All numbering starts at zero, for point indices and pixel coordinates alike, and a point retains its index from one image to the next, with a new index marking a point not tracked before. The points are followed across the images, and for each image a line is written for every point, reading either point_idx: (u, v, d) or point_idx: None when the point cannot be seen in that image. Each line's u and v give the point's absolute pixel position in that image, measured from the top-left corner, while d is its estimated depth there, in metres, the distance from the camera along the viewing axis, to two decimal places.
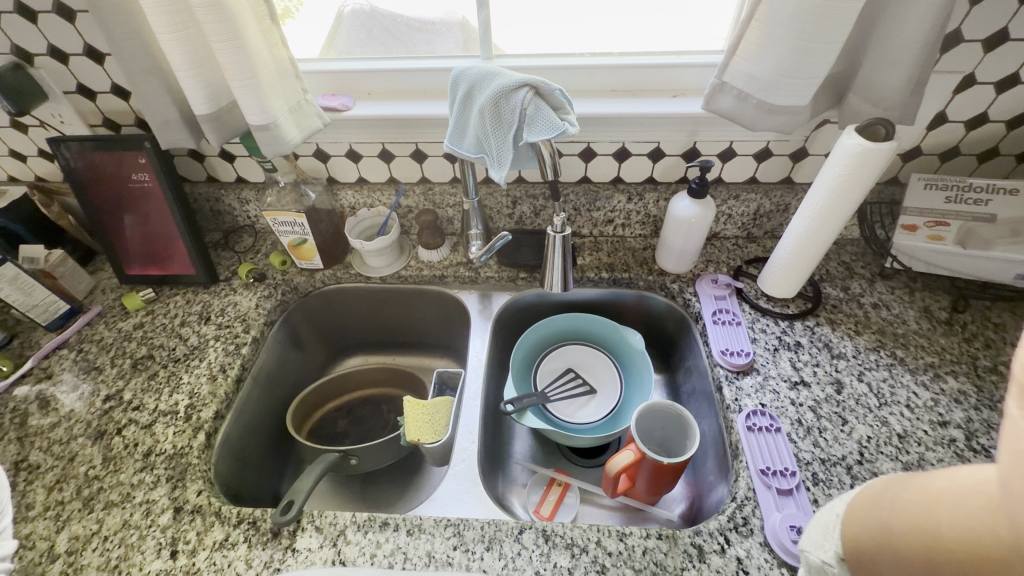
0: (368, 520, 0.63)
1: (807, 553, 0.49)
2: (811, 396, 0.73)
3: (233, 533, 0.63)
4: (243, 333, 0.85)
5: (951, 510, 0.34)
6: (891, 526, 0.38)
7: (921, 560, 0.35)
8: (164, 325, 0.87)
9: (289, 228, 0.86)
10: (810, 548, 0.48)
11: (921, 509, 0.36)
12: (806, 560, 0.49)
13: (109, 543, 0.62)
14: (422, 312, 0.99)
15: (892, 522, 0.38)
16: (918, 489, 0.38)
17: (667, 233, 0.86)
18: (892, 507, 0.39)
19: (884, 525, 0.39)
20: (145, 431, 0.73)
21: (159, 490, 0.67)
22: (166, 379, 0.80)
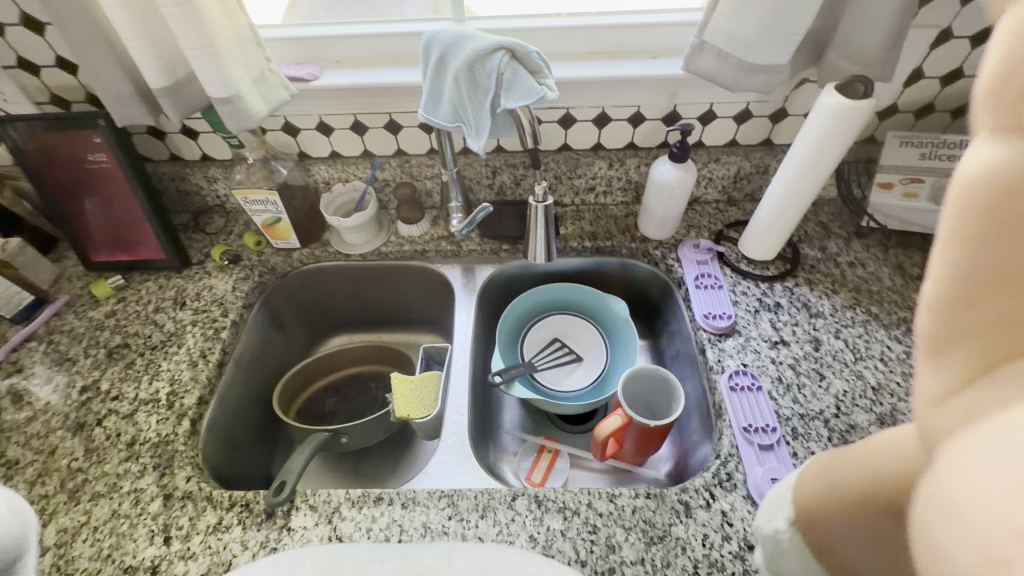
0: (362, 496, 0.64)
1: (760, 527, 0.55)
2: (790, 355, 0.75)
3: (227, 516, 0.62)
4: (221, 316, 0.83)
5: (891, 457, 0.44)
6: (850, 479, 0.47)
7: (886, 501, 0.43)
8: (138, 312, 0.85)
9: (262, 207, 0.83)
10: (763, 521, 0.55)
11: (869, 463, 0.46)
12: (759, 536, 0.55)
13: (99, 533, 0.62)
14: (405, 288, 0.98)
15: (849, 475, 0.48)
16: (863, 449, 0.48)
17: (649, 199, 0.85)
18: (845, 466, 0.49)
19: (841, 481, 0.48)
20: (127, 420, 0.72)
21: (147, 479, 0.66)
22: (144, 367, 0.78)
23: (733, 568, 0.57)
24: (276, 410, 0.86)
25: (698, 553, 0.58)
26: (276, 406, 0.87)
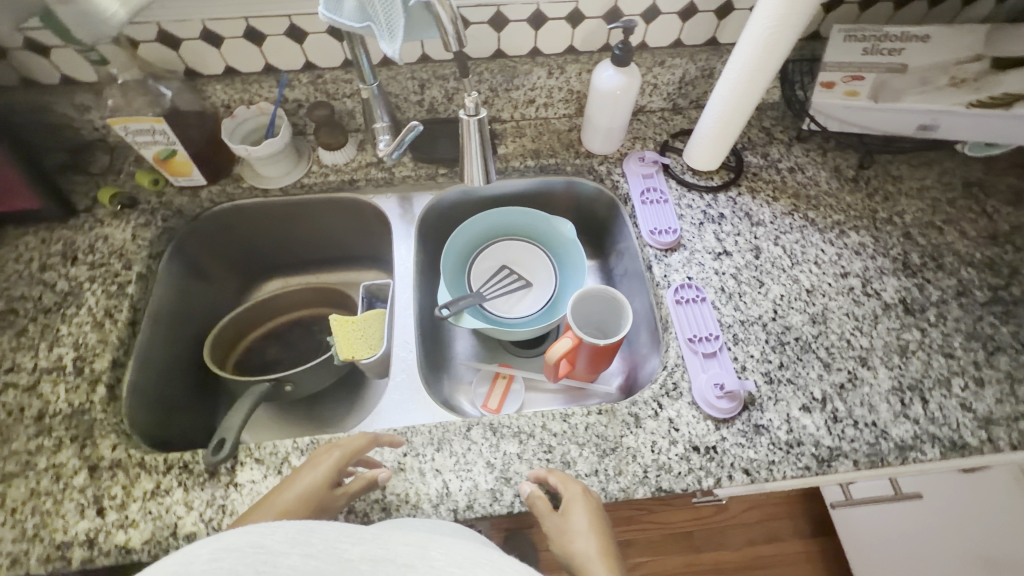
0: (310, 444, 0.61)
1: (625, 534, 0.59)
2: (733, 264, 0.76)
3: (165, 480, 0.59)
4: (125, 269, 0.74)
5: (568, 523, 0.55)
6: (581, 534, 0.55)
7: (562, 531, 0.55)
8: (20, 274, 0.73)
9: (149, 138, 0.71)
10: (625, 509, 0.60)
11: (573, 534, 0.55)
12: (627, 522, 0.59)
13: (20, 514, 0.57)
14: (338, 223, 0.90)
15: (580, 535, 0.55)
16: (575, 531, 0.55)
17: (592, 111, 0.79)
18: (582, 536, 0.55)
19: (579, 537, 0.55)
20: (31, 392, 0.64)
21: (66, 452, 0.60)
22: (40, 333, 0.68)
23: (679, 468, 0.60)
24: (209, 363, 0.80)
25: (648, 459, 0.61)
26: (208, 359, 0.80)
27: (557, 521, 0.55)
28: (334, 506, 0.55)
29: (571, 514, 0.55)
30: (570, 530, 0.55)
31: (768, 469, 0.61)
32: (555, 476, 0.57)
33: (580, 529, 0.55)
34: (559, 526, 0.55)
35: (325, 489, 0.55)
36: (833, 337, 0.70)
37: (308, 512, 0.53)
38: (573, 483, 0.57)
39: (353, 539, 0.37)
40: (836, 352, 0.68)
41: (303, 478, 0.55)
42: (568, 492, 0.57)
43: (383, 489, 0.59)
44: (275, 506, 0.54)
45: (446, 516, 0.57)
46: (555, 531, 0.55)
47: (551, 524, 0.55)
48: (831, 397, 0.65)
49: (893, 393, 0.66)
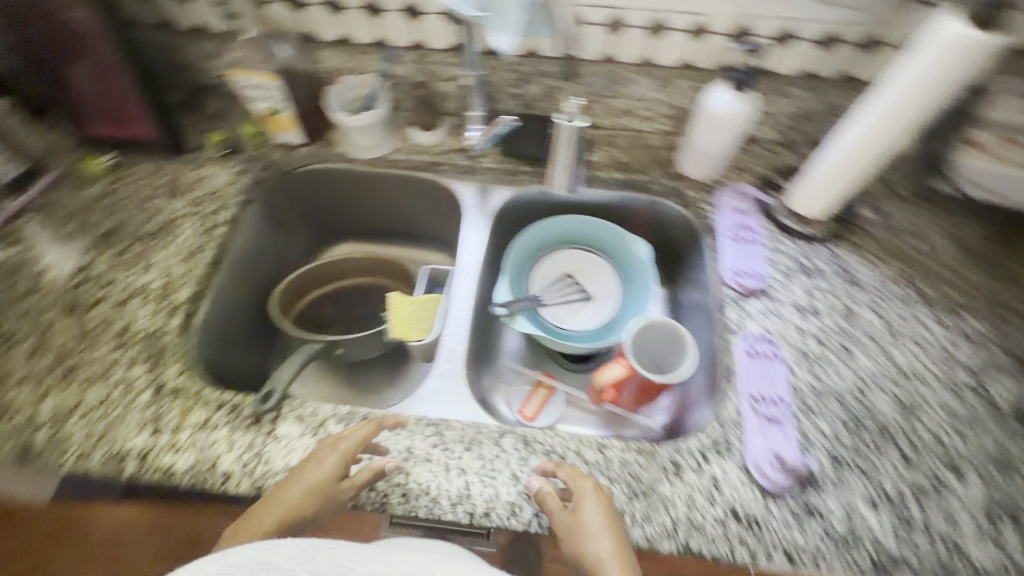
0: (349, 414, 0.63)
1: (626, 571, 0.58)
2: (818, 325, 0.69)
3: (215, 416, 0.62)
4: (219, 211, 0.79)
5: (580, 521, 0.53)
6: (593, 534, 0.53)
7: (574, 532, 0.53)
8: (130, 197, 0.79)
9: (261, 92, 0.75)
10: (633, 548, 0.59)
11: (586, 534, 0.53)
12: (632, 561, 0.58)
13: (89, 416, 0.62)
14: (414, 201, 0.91)
15: (593, 535, 0.53)
16: (588, 529, 0.53)
17: (694, 132, 0.76)
18: (594, 537, 0.53)
19: (592, 538, 0.53)
20: (120, 308, 0.70)
21: (138, 368, 0.65)
22: (137, 255, 0.74)
23: (713, 532, 0.56)
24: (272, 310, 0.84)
25: (680, 513, 0.57)
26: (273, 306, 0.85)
27: (568, 518, 0.54)
28: (347, 497, 0.56)
29: (585, 512, 0.54)
30: (584, 529, 0.53)
31: (813, 559, 0.55)
32: (564, 470, 0.57)
33: (592, 527, 0.53)
34: (571, 525, 0.53)
35: (339, 481, 0.56)
36: (921, 430, 0.61)
37: (323, 504, 0.55)
38: (584, 477, 0.57)
39: (359, 558, 0.39)
40: (922, 448, 0.60)
41: (308, 474, 0.56)
42: (578, 487, 0.56)
43: (406, 475, 0.59)
44: (280, 506, 0.54)
45: (462, 518, 0.57)
46: (566, 531, 0.54)
47: (562, 523, 0.54)
48: (905, 498, 0.58)
49: (984, 511, 0.57)
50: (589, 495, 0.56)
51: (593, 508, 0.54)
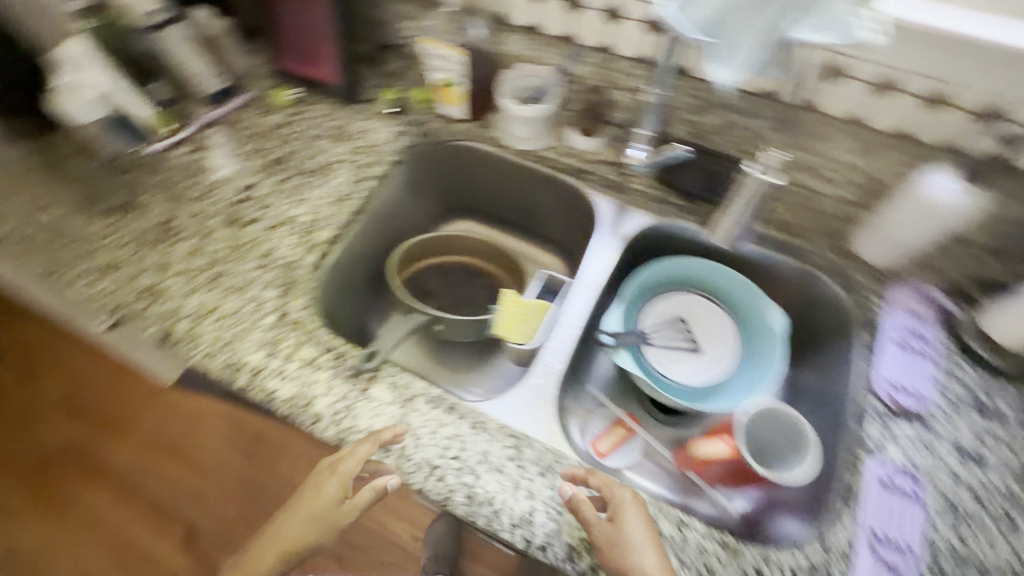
0: (438, 398, 0.63)
1: None
2: (981, 480, 0.58)
3: (321, 357, 0.65)
4: (374, 166, 0.82)
5: (616, 533, 0.53)
6: (632, 545, 0.52)
7: (611, 541, 0.52)
8: (302, 132, 0.85)
9: (443, 64, 0.77)
10: None
11: (626, 546, 0.52)
12: None
13: (222, 323, 0.68)
14: (548, 201, 0.89)
15: (632, 547, 0.52)
16: (627, 540, 0.53)
17: (892, 214, 0.70)
18: (635, 551, 0.52)
19: (632, 550, 0.52)
20: (268, 231, 0.75)
21: (269, 292, 0.70)
22: (294, 187, 0.79)
23: None
24: (392, 262, 0.85)
25: None
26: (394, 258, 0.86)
27: (606, 527, 0.54)
28: (348, 516, 0.64)
29: (623, 521, 0.54)
30: (626, 541, 0.53)
31: None
32: (596, 476, 0.57)
33: (633, 536, 0.53)
34: (612, 536, 0.53)
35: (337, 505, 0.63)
36: None
37: (324, 526, 0.63)
38: (621, 486, 0.57)
39: None
40: None
41: (313, 500, 0.64)
42: (614, 495, 0.56)
43: (475, 477, 0.58)
44: (284, 539, 0.64)
45: (519, 542, 0.55)
46: (607, 543, 0.53)
47: (602, 534, 0.53)
48: None
49: None
50: (625, 503, 0.56)
51: (633, 516, 0.55)
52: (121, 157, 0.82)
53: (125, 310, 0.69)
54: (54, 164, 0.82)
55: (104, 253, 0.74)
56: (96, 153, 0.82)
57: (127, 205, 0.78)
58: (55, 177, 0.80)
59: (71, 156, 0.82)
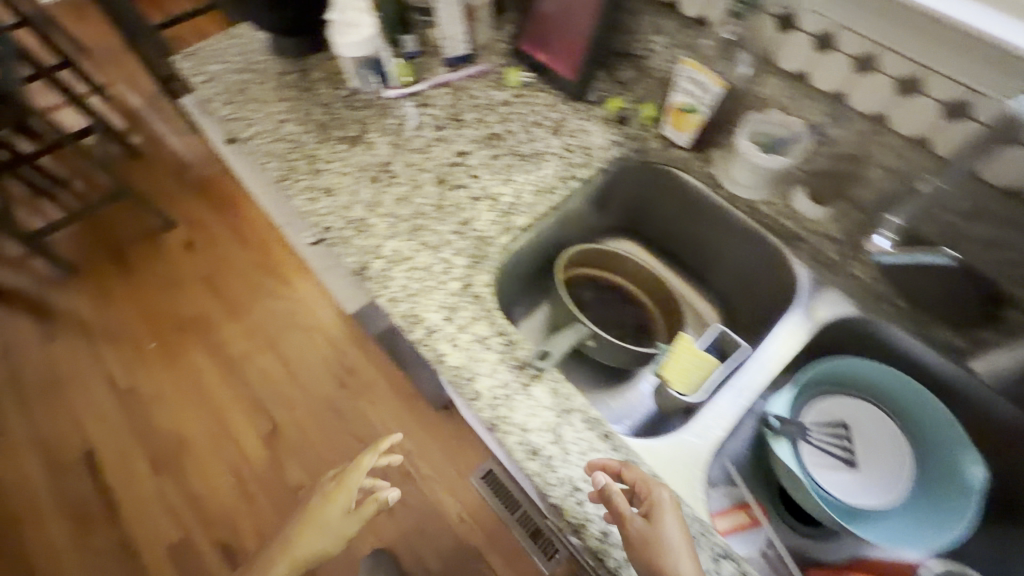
0: (595, 420, 0.61)
1: None
2: None
3: (492, 338, 0.66)
4: (582, 167, 0.81)
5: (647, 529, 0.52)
6: (665, 546, 0.51)
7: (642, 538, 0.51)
8: (522, 116, 0.86)
9: (693, 89, 0.74)
10: None
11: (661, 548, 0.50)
12: None
13: (412, 273, 0.71)
14: (734, 254, 0.84)
15: (663, 546, 0.51)
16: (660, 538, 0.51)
17: None
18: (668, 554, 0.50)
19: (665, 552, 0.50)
20: (471, 200, 0.77)
21: (459, 259, 0.72)
22: (503, 166, 0.81)
23: None
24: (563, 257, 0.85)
25: None
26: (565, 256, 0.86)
27: (641, 525, 0.52)
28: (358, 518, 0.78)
29: (659, 521, 0.52)
30: (663, 542, 0.51)
31: None
32: (630, 472, 0.55)
33: (670, 537, 0.51)
34: (648, 535, 0.51)
35: (343, 516, 0.80)
36: None
37: (327, 536, 0.79)
38: (655, 483, 0.55)
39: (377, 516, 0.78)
40: None
41: (326, 515, 0.81)
42: (650, 493, 0.54)
43: None
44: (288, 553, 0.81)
45: None
46: (642, 542, 0.51)
47: (637, 533, 0.51)
48: None
49: None
50: (662, 503, 0.54)
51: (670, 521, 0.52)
52: (360, 94, 0.90)
53: (333, 233, 0.75)
54: (307, 86, 0.91)
55: (328, 175, 0.80)
56: (343, 86, 0.91)
57: (356, 139, 0.84)
58: (305, 97, 0.89)
59: (321, 83, 0.91)
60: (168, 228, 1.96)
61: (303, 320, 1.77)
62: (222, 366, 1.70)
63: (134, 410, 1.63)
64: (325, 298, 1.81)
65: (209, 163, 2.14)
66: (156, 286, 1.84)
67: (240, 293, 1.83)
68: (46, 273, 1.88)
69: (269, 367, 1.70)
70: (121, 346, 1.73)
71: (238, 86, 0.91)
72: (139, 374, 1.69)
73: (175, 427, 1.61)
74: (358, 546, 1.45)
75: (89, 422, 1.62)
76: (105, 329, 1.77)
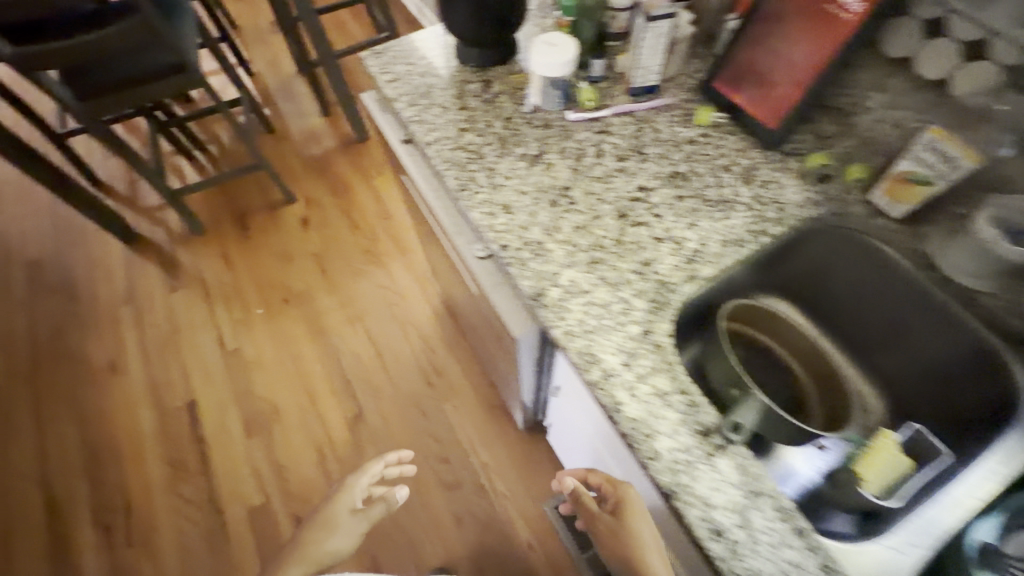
0: (785, 510, 0.56)
1: None
2: None
3: (673, 395, 0.62)
4: (775, 223, 0.76)
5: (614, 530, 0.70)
6: (628, 551, 0.66)
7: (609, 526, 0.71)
8: (710, 158, 0.82)
9: (930, 159, 0.71)
10: None
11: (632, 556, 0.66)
12: None
13: (589, 309, 0.68)
14: (926, 343, 0.75)
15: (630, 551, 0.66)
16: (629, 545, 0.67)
17: None
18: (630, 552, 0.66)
19: (631, 555, 0.66)
20: (652, 241, 0.74)
21: (639, 302, 0.69)
22: (689, 209, 0.77)
23: None
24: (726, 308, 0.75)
25: None
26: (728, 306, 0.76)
27: (610, 522, 0.71)
28: (366, 517, 0.98)
29: (631, 522, 0.69)
30: (634, 538, 0.68)
31: None
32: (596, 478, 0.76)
33: (641, 534, 0.68)
34: (614, 528, 0.70)
35: (351, 516, 0.99)
36: None
37: (349, 531, 0.96)
38: (626, 489, 0.72)
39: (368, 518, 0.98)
40: None
41: (335, 512, 0.98)
42: (615, 491, 0.74)
43: None
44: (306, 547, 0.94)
45: None
46: (611, 533, 0.70)
47: (605, 524, 0.71)
48: None
49: None
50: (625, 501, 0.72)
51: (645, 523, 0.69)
52: (540, 113, 0.89)
53: (509, 252, 0.74)
54: (488, 98, 0.91)
55: (506, 191, 0.80)
56: (524, 102, 0.90)
57: (535, 158, 0.83)
58: (486, 109, 0.90)
59: (503, 96, 0.91)
60: (289, 202, 2.06)
61: (399, 312, 1.80)
62: (318, 342, 1.76)
63: (236, 370, 1.72)
64: (424, 296, 1.83)
65: (333, 147, 2.24)
66: (271, 256, 1.94)
67: (345, 275, 1.88)
68: (179, 228, 2.03)
69: (362, 353, 1.73)
70: (232, 307, 1.84)
71: (422, 89, 0.93)
72: (245, 337, 1.78)
73: (270, 394, 1.67)
74: (424, 551, 1.44)
75: (196, 374, 1.72)
76: (222, 288, 1.88)
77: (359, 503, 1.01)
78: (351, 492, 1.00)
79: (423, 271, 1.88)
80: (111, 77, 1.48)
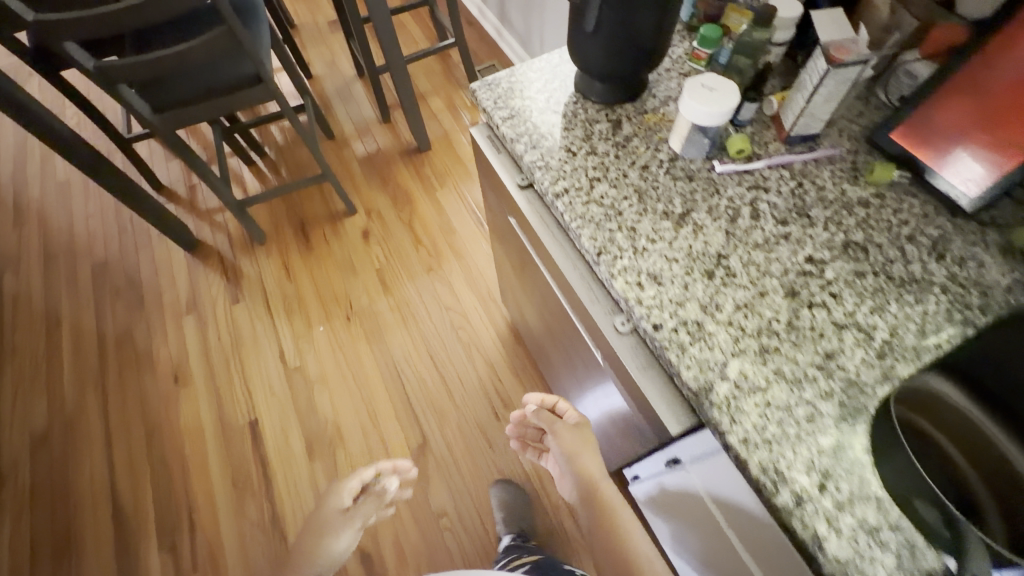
0: None
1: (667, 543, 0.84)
2: None
3: (885, 531, 0.52)
4: (980, 311, 0.64)
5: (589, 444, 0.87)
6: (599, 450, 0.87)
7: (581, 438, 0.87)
8: (888, 224, 0.71)
9: None
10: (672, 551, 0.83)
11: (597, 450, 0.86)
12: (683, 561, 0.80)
13: (769, 413, 0.59)
14: None
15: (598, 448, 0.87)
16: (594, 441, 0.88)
17: None
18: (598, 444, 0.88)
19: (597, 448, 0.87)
20: (833, 329, 0.64)
21: (826, 407, 0.59)
22: (872, 289, 0.66)
23: None
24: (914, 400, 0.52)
25: None
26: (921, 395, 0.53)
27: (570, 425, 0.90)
28: (353, 517, 0.96)
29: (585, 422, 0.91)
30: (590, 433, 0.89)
31: None
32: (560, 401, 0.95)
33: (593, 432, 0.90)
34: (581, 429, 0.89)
35: (338, 513, 0.96)
36: None
37: (332, 536, 0.93)
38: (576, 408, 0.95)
39: (354, 526, 0.95)
40: None
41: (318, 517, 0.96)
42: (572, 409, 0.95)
43: None
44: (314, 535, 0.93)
45: None
46: (576, 434, 0.88)
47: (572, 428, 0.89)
48: None
49: None
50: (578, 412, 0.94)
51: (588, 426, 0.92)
52: (680, 161, 0.79)
53: (663, 335, 0.65)
54: (619, 141, 0.81)
55: (652, 257, 0.70)
56: (662, 147, 0.80)
57: (680, 216, 0.73)
58: (618, 154, 0.80)
59: (635, 140, 0.81)
60: (350, 213, 2.01)
61: (464, 335, 1.73)
62: (381, 363, 1.70)
63: (300, 389, 1.67)
64: (489, 317, 1.76)
65: (393, 155, 2.17)
66: (333, 268, 1.89)
67: (407, 292, 1.82)
68: (240, 235, 2.00)
69: (427, 376, 1.66)
70: (295, 322, 1.80)
71: (542, 128, 0.84)
72: (307, 354, 1.73)
73: (332, 416, 1.62)
74: None
75: (259, 390, 1.68)
76: (283, 301, 1.84)
77: (349, 501, 0.98)
78: (338, 493, 0.98)
79: (487, 290, 1.81)
80: (190, 88, 1.44)
